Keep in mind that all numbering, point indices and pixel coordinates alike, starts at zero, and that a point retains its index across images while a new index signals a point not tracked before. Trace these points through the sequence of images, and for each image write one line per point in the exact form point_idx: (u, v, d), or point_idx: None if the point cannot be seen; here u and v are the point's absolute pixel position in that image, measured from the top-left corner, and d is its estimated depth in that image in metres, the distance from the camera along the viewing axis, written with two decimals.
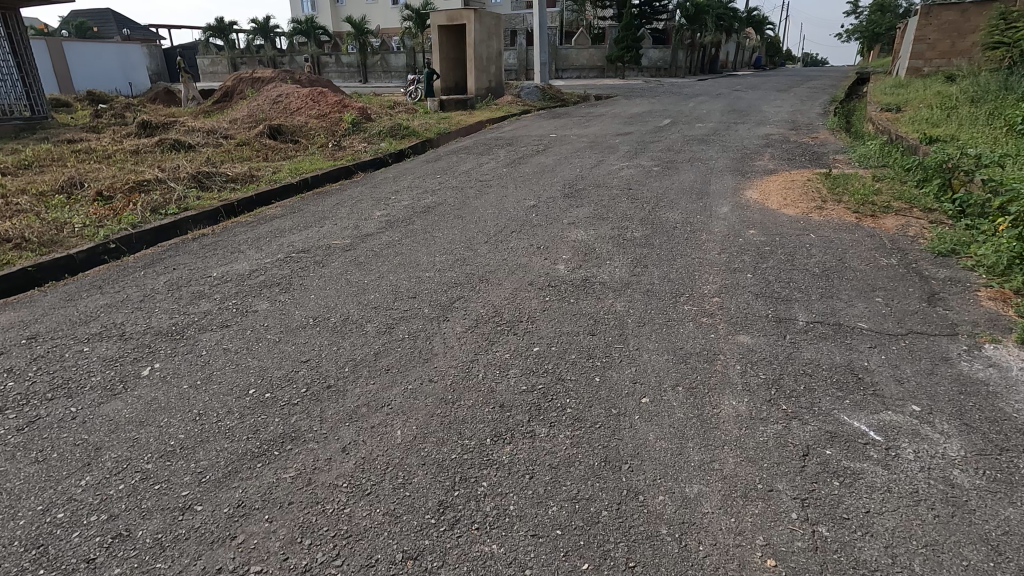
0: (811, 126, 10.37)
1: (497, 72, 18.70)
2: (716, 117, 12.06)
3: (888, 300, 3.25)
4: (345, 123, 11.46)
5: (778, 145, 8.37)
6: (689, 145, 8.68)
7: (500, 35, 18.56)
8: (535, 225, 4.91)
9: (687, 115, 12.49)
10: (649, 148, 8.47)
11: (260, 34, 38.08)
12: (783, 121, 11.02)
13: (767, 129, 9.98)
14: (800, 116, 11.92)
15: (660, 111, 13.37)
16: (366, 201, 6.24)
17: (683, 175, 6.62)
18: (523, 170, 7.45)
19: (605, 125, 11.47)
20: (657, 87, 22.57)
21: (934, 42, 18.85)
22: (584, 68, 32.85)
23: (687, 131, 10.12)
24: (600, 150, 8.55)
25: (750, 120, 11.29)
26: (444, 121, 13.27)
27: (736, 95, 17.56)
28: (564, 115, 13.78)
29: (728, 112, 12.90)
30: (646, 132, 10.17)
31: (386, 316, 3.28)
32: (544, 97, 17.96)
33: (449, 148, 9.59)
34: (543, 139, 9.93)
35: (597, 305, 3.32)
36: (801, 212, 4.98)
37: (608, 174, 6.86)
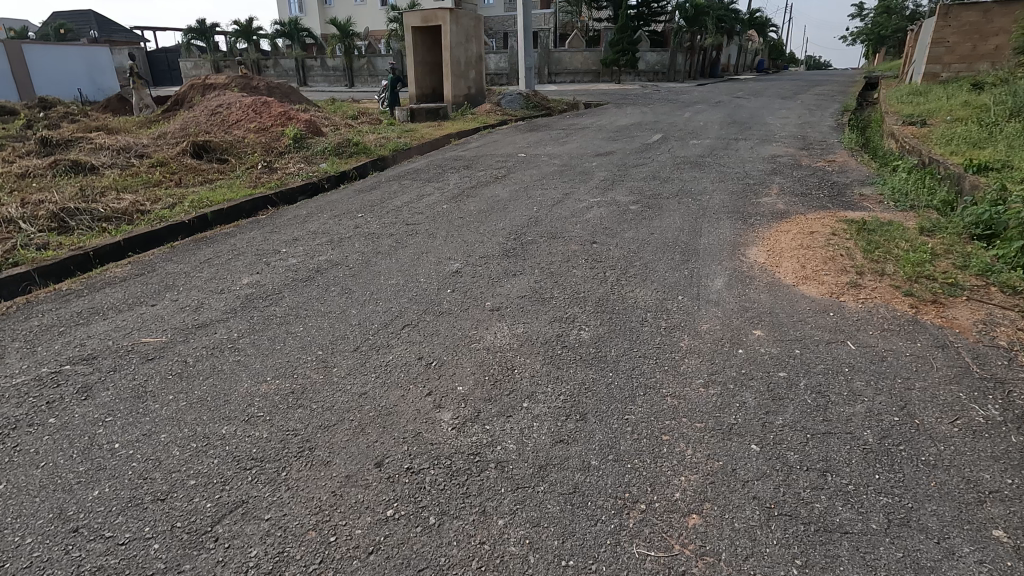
0: (824, 144, 8.90)
1: (476, 78, 17.21)
2: (714, 131, 10.61)
3: (1014, 536, 1.74)
4: (286, 139, 9.98)
5: (786, 172, 6.90)
6: (678, 170, 7.20)
7: (480, 38, 17.08)
8: (443, 312, 3.40)
9: (680, 129, 11.01)
10: (629, 175, 7.02)
11: (242, 37, 36.73)
12: (791, 137, 9.56)
13: (773, 149, 8.51)
14: (809, 130, 10.44)
15: (652, 123, 11.89)
16: (250, 255, 4.77)
17: (666, 218, 5.16)
18: (470, 205, 6.00)
19: (586, 140, 10.00)
20: (653, 93, 21.10)
21: (952, 45, 17.38)
22: (578, 72, 31.37)
23: (679, 150, 8.66)
24: (570, 176, 7.10)
25: (752, 136, 9.81)
26: (407, 134, 11.78)
27: (737, 103, 16.06)
28: (544, 127, 12.30)
29: (728, 125, 11.43)
30: (631, 151, 8.71)
31: (76, 558, 1.77)
32: (527, 106, 16.45)
33: (397, 172, 8.12)
34: (510, 159, 8.48)
35: (473, 538, 1.80)
36: (827, 292, 3.45)
37: (572, 214, 5.41)
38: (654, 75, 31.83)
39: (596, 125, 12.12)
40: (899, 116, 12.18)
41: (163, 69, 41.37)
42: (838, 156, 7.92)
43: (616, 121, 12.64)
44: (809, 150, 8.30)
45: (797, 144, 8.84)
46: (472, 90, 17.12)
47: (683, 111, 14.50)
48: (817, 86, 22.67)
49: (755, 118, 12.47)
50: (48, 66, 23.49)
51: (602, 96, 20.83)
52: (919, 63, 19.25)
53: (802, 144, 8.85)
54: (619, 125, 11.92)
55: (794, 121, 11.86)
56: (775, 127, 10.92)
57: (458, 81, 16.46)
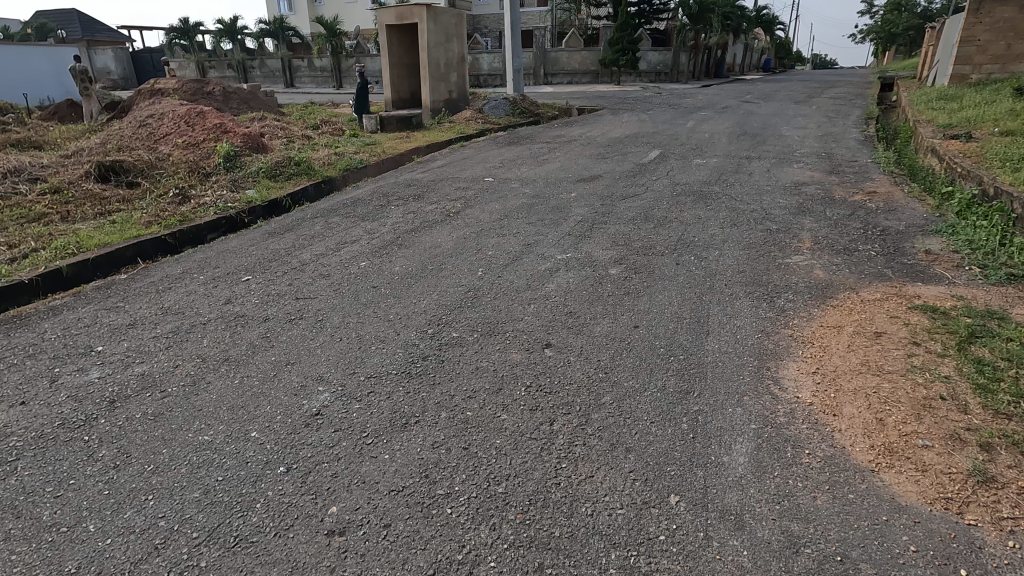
0: (855, 166, 7.38)
1: (458, 81, 15.71)
2: (720, 145, 9.08)
3: None
4: (216, 157, 8.49)
5: (814, 210, 5.39)
6: (677, 206, 5.70)
7: (462, 37, 15.53)
8: (244, 534, 1.90)
9: (681, 143, 9.49)
10: (614, 213, 5.51)
11: (227, 36, 35.25)
12: (814, 155, 8.06)
13: (794, 172, 7.00)
14: (833, 145, 8.93)
15: (649, 136, 10.36)
16: (49, 356, 3.27)
17: (657, 295, 3.64)
18: (399, 262, 4.48)
19: (569, 159, 8.48)
20: (654, 96, 19.53)
21: (984, 44, 15.85)
22: (576, 73, 29.85)
23: (679, 174, 7.14)
24: (540, 215, 5.61)
25: (767, 153, 8.30)
26: (368, 149, 10.29)
27: (746, 110, 14.52)
28: (527, 139, 10.79)
29: (737, 137, 9.92)
30: (622, 175, 7.21)
31: None
32: (512, 113, 14.93)
33: (332, 202, 6.64)
34: (474, 186, 6.99)
35: None
36: (936, 498, 1.93)
37: (528, 282, 3.92)
38: (656, 76, 30.30)
39: (585, 137, 10.61)
40: (934, 126, 10.65)
41: (148, 70, 39.85)
42: (877, 183, 6.40)
43: (610, 132, 11.12)
44: (838, 176, 6.78)
45: (822, 166, 7.31)
46: (453, 95, 15.62)
47: (687, 119, 12.97)
48: (832, 88, 21.11)
49: (769, 129, 10.94)
50: (13, 68, 22.03)
51: (597, 99, 19.28)
52: (945, 64, 17.71)
53: (828, 166, 7.33)
54: (612, 137, 10.43)
55: (814, 132, 10.34)
56: (792, 141, 9.42)
57: (437, 85, 14.96)
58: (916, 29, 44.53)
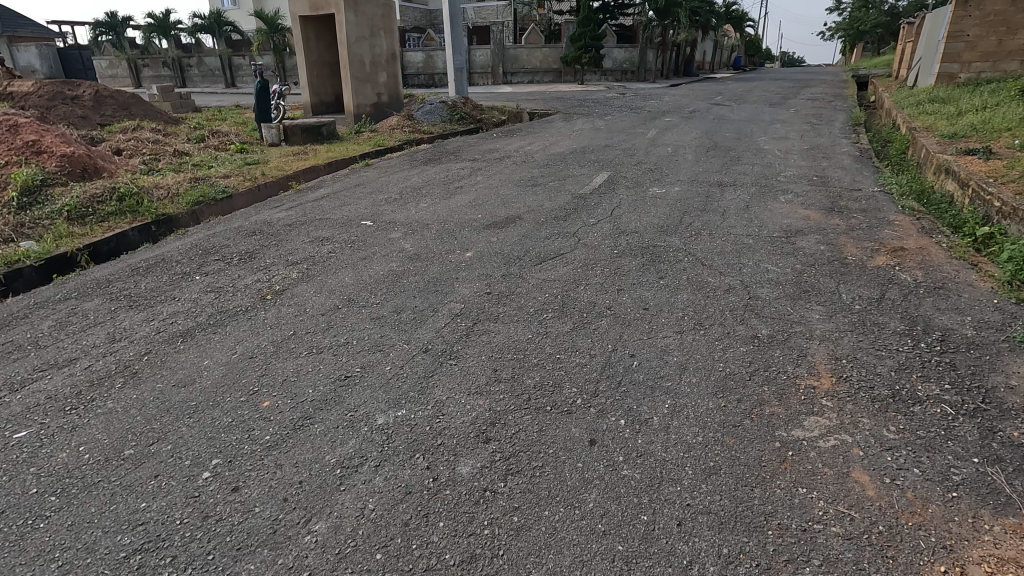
0: (860, 197, 5.58)
1: (388, 82, 13.61)
2: (684, 165, 7.23)
3: None
4: (10, 188, 6.24)
5: (820, 288, 3.50)
6: (612, 279, 3.76)
7: (391, 31, 13.41)
8: None
9: (636, 161, 7.61)
10: (515, 296, 3.55)
11: (158, 31, 32.33)
12: (803, 181, 6.24)
13: (782, 211, 5.14)
14: (823, 164, 7.16)
15: (598, 151, 8.45)
16: None
17: (527, 572, 1.68)
18: (83, 434, 2.41)
19: (490, 187, 6.49)
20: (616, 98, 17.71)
21: (974, 40, 14.41)
22: (537, 72, 27.95)
23: (627, 214, 5.24)
24: (402, 298, 3.60)
25: (742, 178, 6.46)
26: (248, 169, 8.15)
27: (716, 115, 12.74)
28: (452, 154, 8.78)
29: (705, 152, 8.10)
30: (549, 215, 5.26)
31: None
32: (449, 118, 12.87)
33: (121, 264, 4.53)
34: (339, 235, 4.97)
35: None
36: None
37: (276, 520, 1.90)
38: (622, 74, 28.59)
39: (522, 152, 8.64)
40: (937, 136, 8.96)
41: (77, 68, 36.59)
42: (899, 228, 4.57)
43: (555, 144, 9.20)
44: (841, 216, 4.95)
45: (817, 200, 5.47)
46: (382, 97, 13.54)
47: (649, 126, 11.13)
48: (808, 88, 19.61)
49: (743, 140, 9.16)
50: None
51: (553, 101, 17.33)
52: (929, 62, 16.28)
53: (824, 199, 5.51)
54: (554, 152, 8.50)
55: (796, 145, 8.60)
56: (772, 158, 7.62)
57: (361, 85, 12.91)
58: (884, 27, 43.87)
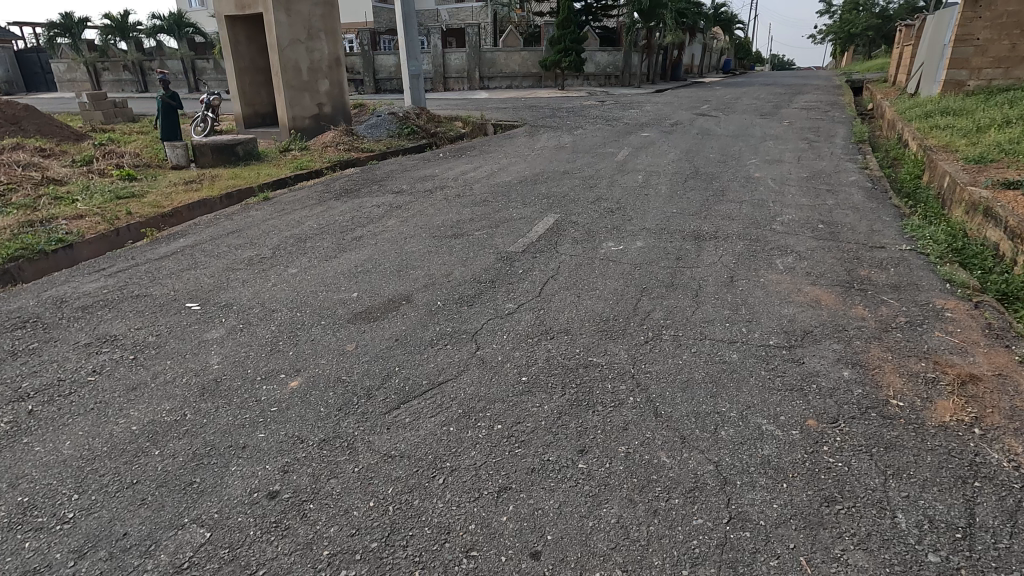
0: (884, 261, 4.10)
1: (330, 91, 12.04)
2: (653, 203, 5.74)
3: None
4: None
5: (858, 495, 1.97)
6: (500, 456, 2.22)
7: (333, 33, 11.85)
8: None
9: (595, 196, 6.12)
10: (315, 508, 1.99)
11: (117, 33, 30.56)
12: (805, 232, 4.77)
13: (778, 288, 3.65)
14: (828, 202, 5.68)
15: (554, 180, 6.95)
16: None
17: None
18: None
19: (397, 238, 4.98)
20: (594, 107, 16.23)
21: (984, 44, 13.05)
22: (516, 76, 26.54)
23: (562, 291, 3.74)
24: (113, 511, 2.01)
25: (725, 226, 4.98)
26: (117, 204, 6.57)
27: (700, 128, 11.28)
28: (377, 183, 7.23)
29: (681, 183, 6.63)
30: (454, 292, 3.75)
31: None
32: (398, 133, 11.29)
33: None
34: (138, 331, 3.41)
35: None
36: None
37: None
38: (605, 79, 27.14)
39: (461, 181, 7.11)
40: (959, 160, 7.51)
41: (36, 72, 34.83)
42: (953, 329, 3.08)
43: (504, 170, 7.67)
44: (867, 302, 3.44)
45: (828, 268, 3.97)
46: (325, 107, 11.99)
47: (622, 143, 9.65)
48: (801, 96, 18.26)
49: (729, 164, 7.68)
50: None
51: (525, 111, 15.81)
52: (933, 68, 14.91)
53: (836, 265, 4.02)
54: (499, 181, 6.99)
55: (791, 172, 7.13)
56: (764, 192, 6.15)
57: (297, 94, 11.39)
58: (876, 30, 42.81)
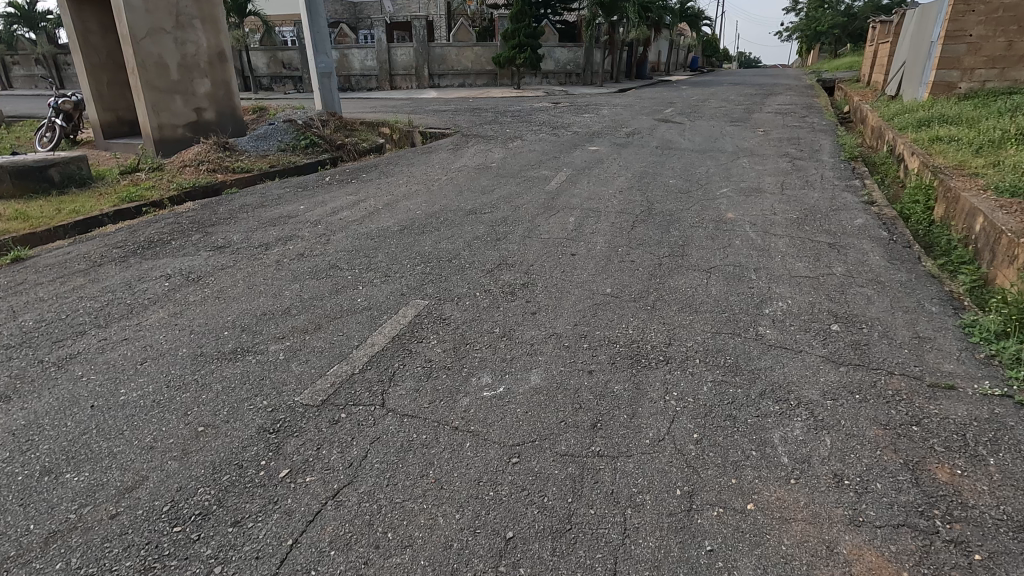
0: (965, 433, 2.24)
1: (212, 92, 9.81)
2: (579, 276, 3.83)
3: None
4: None
5: None
6: None
7: (213, 22, 9.62)
8: None
9: (499, 258, 4.19)
10: None
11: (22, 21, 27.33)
12: (811, 344, 2.91)
13: (785, 546, 1.73)
14: (833, 272, 3.85)
15: (453, 225, 5.00)
16: None
17: None
18: None
19: (139, 358, 2.95)
20: (543, 110, 14.29)
21: (977, 41, 11.56)
22: (469, 74, 24.55)
23: (336, 555, 1.75)
24: None
25: (683, 328, 3.10)
26: None
27: (659, 139, 9.45)
28: (205, 229, 5.15)
29: (625, 232, 4.75)
30: (98, 565, 1.72)
31: None
32: (293, 146, 9.14)
33: None
34: None
35: None
36: None
37: None
38: (565, 77, 25.31)
39: (325, 226, 5.08)
40: (987, 189, 5.78)
41: None
42: None
43: (393, 206, 5.67)
44: None
45: (871, 457, 2.11)
46: (206, 113, 9.76)
47: (561, 162, 7.74)
48: (773, 98, 16.69)
49: (690, 197, 5.84)
50: None
51: (465, 115, 13.79)
52: (917, 68, 13.43)
53: (884, 449, 2.15)
54: (377, 227, 5.00)
55: (773, 210, 5.30)
56: (741, 248, 4.29)
57: (165, 97, 9.12)
58: (842, 28, 42.05)
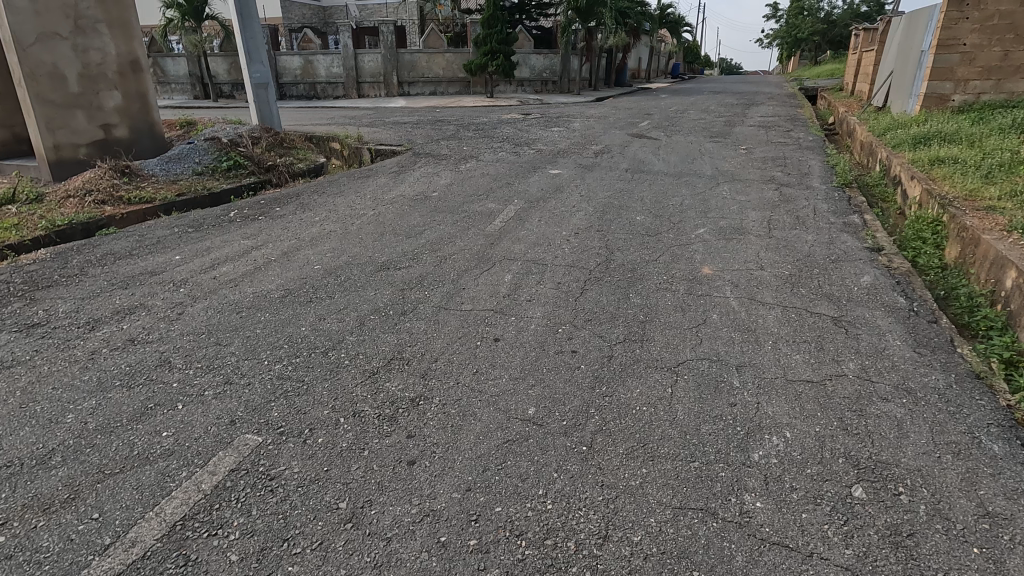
0: None
1: (124, 106, 8.62)
2: (497, 382, 2.76)
3: None
4: None
5: None
6: None
7: (123, 26, 8.41)
8: None
9: (397, 347, 3.10)
10: None
11: None
12: (824, 536, 1.87)
13: None
14: (843, 371, 2.83)
15: (356, 287, 3.91)
16: None
17: None
18: None
19: None
20: (510, 123, 13.27)
21: (971, 50, 10.76)
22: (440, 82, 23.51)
23: None
24: None
25: (630, 499, 2.03)
26: None
27: (630, 160, 8.47)
28: (37, 291, 4.00)
29: (573, 299, 3.70)
30: None
31: None
32: (212, 169, 7.99)
33: None
34: None
35: None
36: None
37: None
38: (541, 85, 24.40)
39: (191, 288, 3.96)
40: (1013, 232, 4.83)
41: None
42: None
43: (294, 256, 4.58)
44: None
45: None
46: (116, 129, 8.56)
47: (513, 190, 6.70)
48: (755, 109, 15.88)
49: (657, 241, 4.83)
50: None
51: (425, 128, 12.71)
52: (907, 79, 12.64)
53: None
54: (256, 289, 3.89)
55: (758, 262, 4.31)
56: (719, 328, 3.27)
57: (64, 112, 7.88)
58: (821, 35, 41.85)
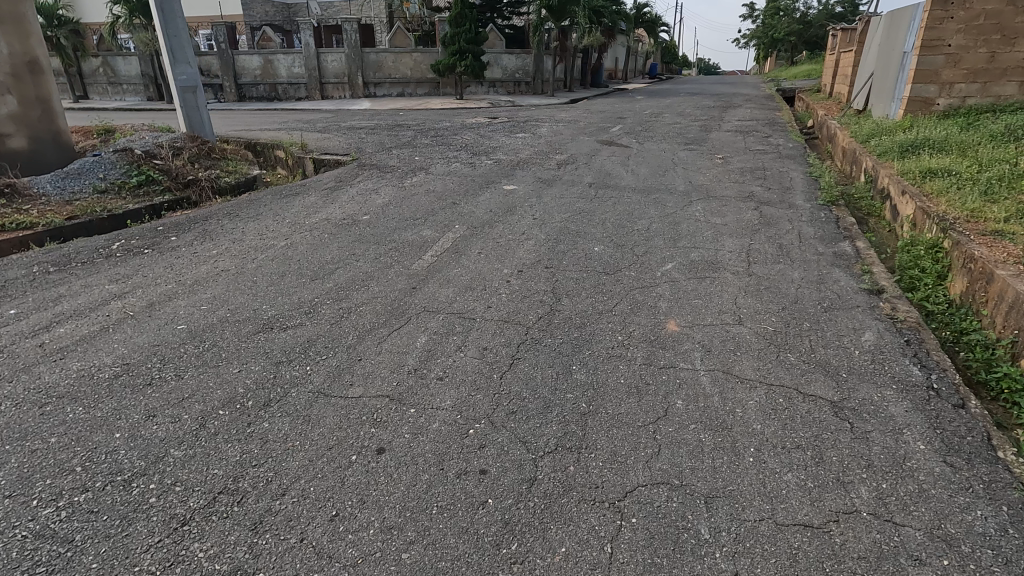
0: None
1: (21, 112, 7.52)
2: (360, 540, 1.90)
3: None
4: None
5: None
6: None
7: (16, 20, 7.35)
8: None
9: (235, 470, 2.21)
10: None
11: None
12: None
13: None
14: (853, 505, 2.01)
15: (218, 359, 3.00)
16: None
17: None
18: None
19: None
20: (474, 128, 12.39)
21: (956, 52, 10.12)
22: (408, 82, 22.53)
23: None
24: None
25: None
26: None
27: (595, 172, 7.66)
28: None
29: (496, 376, 2.84)
30: None
31: None
32: (118, 185, 6.97)
33: None
34: None
35: None
36: None
37: None
38: (514, 86, 23.55)
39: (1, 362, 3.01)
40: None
41: None
42: None
43: (161, 308, 3.65)
44: None
45: None
46: (12, 139, 7.43)
47: (458, 211, 5.83)
48: (732, 112, 15.25)
49: (615, 282, 4.00)
50: None
51: (380, 134, 11.76)
52: (888, 81, 12.06)
53: None
54: (86, 364, 2.97)
55: (736, 312, 3.51)
56: (683, 427, 2.43)
57: None
58: (798, 35, 41.69)
